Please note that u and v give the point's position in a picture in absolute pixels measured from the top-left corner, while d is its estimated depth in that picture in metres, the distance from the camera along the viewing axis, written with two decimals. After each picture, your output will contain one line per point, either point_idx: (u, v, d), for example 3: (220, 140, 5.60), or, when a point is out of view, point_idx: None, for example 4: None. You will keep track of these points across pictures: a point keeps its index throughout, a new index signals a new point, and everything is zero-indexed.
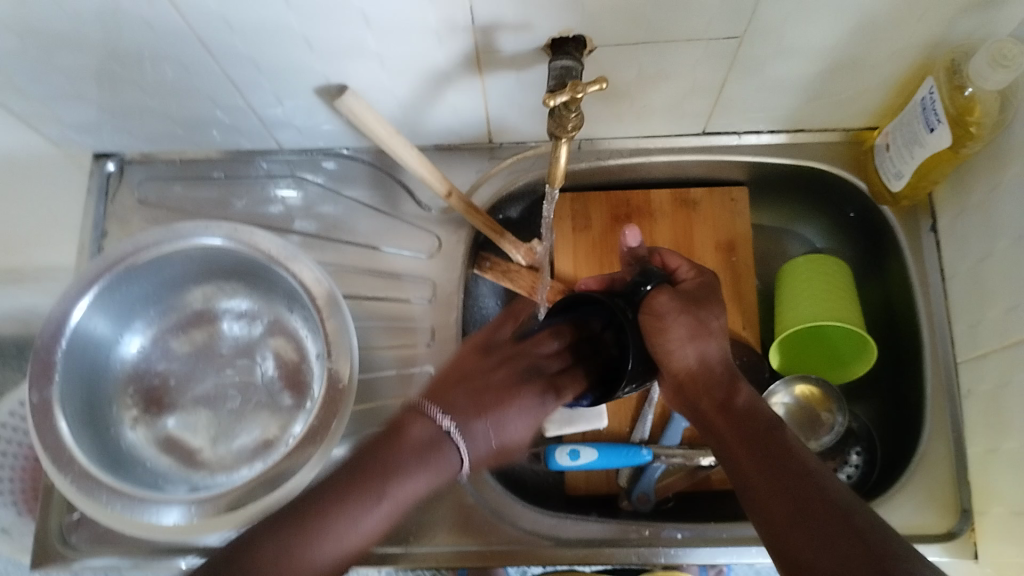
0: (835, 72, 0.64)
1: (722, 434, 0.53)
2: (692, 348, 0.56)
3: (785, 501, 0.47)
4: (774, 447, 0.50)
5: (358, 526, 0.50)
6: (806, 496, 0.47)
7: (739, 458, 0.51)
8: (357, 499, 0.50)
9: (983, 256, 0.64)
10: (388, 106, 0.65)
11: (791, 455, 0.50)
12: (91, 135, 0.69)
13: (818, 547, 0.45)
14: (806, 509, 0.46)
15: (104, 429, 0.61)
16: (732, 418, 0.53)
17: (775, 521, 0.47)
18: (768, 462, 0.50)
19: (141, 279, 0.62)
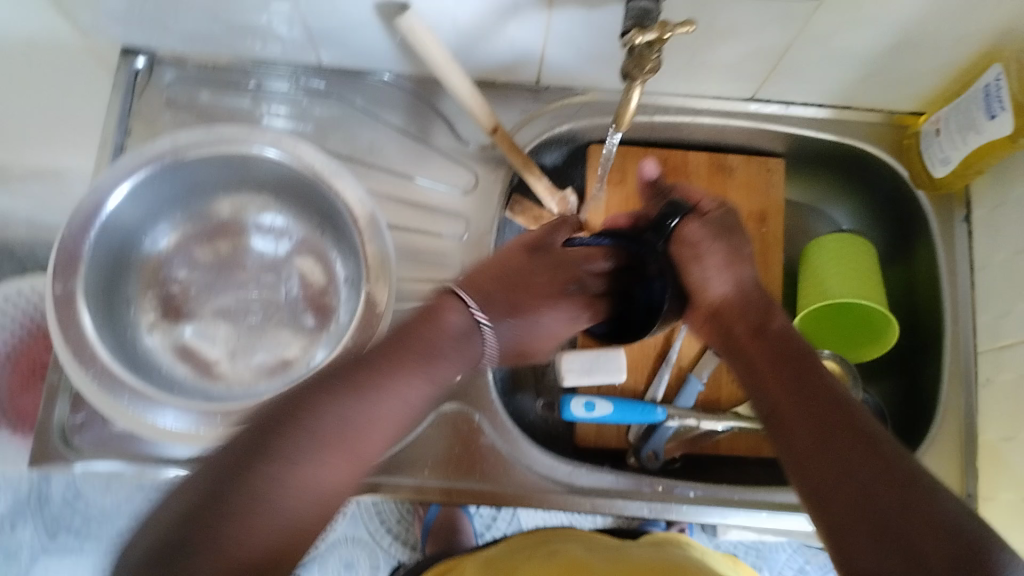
0: (902, 51, 0.62)
1: (752, 360, 0.51)
2: (727, 276, 0.55)
3: (812, 421, 0.45)
4: (808, 373, 0.48)
5: (360, 417, 0.42)
6: (833, 417, 0.45)
7: (769, 382, 0.49)
8: (331, 397, 0.41)
9: (1020, 249, 0.65)
10: (444, 30, 0.62)
11: (819, 378, 0.48)
12: (123, 25, 0.65)
13: (839, 455, 0.43)
14: (829, 427, 0.44)
15: (121, 327, 0.59)
16: (763, 339, 0.52)
17: (794, 437, 0.45)
18: (792, 381, 0.48)
19: (175, 180, 0.60)
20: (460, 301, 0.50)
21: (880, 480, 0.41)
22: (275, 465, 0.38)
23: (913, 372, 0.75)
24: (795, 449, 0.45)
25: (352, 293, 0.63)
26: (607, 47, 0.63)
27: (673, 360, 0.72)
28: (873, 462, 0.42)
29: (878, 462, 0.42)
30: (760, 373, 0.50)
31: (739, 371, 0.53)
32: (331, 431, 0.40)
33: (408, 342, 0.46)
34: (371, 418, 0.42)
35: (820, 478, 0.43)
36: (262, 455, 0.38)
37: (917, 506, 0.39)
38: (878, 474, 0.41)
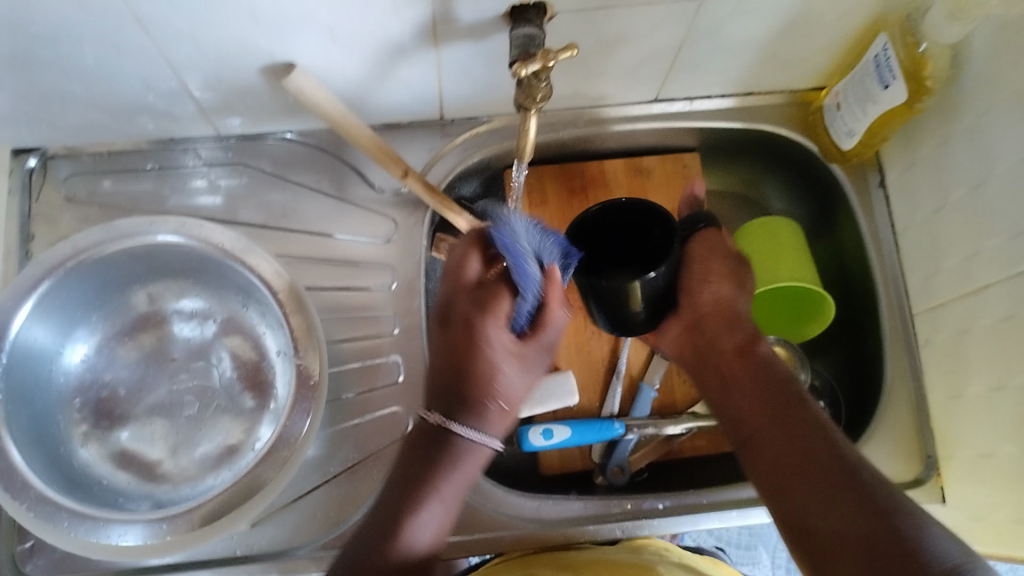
0: (788, 36, 0.63)
1: (726, 376, 0.55)
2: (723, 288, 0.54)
3: (781, 433, 0.49)
4: (782, 387, 0.52)
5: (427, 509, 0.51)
6: (802, 424, 0.49)
7: (739, 399, 0.53)
8: (418, 498, 0.51)
9: (937, 207, 0.66)
10: (336, 84, 0.61)
11: (801, 412, 0.50)
12: (7, 129, 0.63)
13: (818, 492, 0.45)
14: (808, 466, 0.46)
15: (52, 445, 0.57)
16: (749, 364, 0.54)
17: (778, 476, 0.48)
18: (774, 417, 0.50)
19: (83, 284, 0.59)
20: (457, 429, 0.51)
21: (827, 483, 0.45)
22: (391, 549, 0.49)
23: (856, 339, 0.76)
24: (761, 458, 0.49)
25: (286, 364, 0.62)
26: (502, 75, 0.63)
27: (622, 371, 0.71)
28: (827, 467, 0.46)
29: (831, 468, 0.46)
30: (736, 387, 0.54)
31: (715, 386, 0.56)
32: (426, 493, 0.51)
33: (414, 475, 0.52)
34: (435, 511, 0.51)
35: (782, 485, 0.47)
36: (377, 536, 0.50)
37: (857, 500, 0.43)
38: (829, 476, 0.45)
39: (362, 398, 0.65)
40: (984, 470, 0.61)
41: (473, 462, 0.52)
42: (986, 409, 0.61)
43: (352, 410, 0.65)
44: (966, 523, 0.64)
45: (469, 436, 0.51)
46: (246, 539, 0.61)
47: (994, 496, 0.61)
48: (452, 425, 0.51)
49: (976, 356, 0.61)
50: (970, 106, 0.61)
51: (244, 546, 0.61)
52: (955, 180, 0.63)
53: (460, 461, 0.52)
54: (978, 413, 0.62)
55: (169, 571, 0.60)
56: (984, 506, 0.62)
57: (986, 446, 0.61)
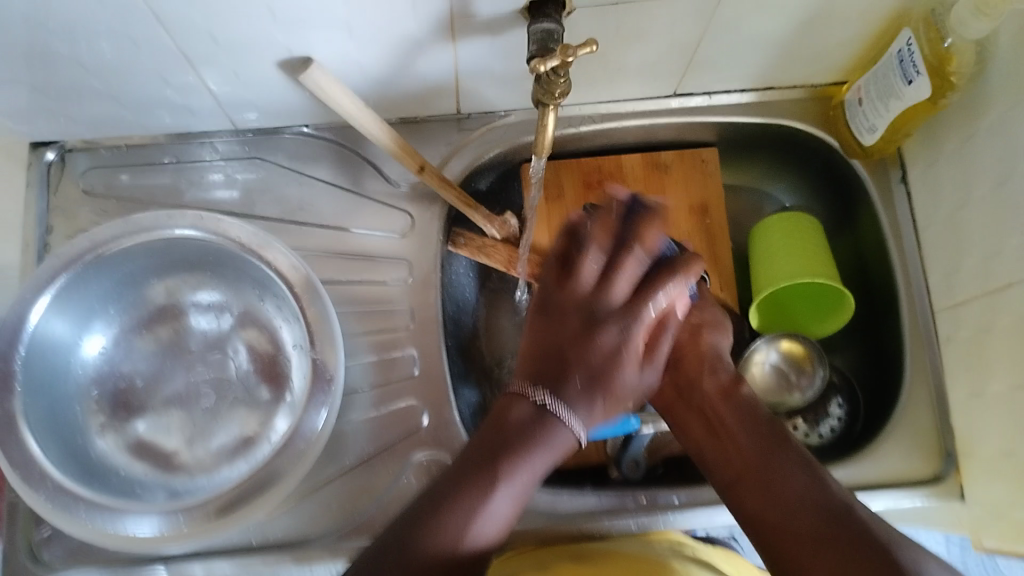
0: (809, 31, 0.62)
1: (717, 431, 0.58)
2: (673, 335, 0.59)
3: (771, 479, 0.52)
4: (771, 441, 0.55)
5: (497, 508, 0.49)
6: (793, 471, 0.51)
7: (732, 451, 0.56)
8: (476, 501, 0.48)
9: (959, 205, 0.65)
10: (353, 78, 0.61)
11: (785, 454, 0.53)
12: (27, 122, 0.63)
13: (797, 523, 0.47)
14: (793, 503, 0.49)
15: (70, 436, 0.58)
16: (737, 412, 0.58)
17: (762, 509, 0.50)
18: (761, 459, 0.54)
19: (101, 276, 0.59)
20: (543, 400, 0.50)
21: (811, 517, 0.47)
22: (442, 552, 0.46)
23: (875, 336, 0.76)
24: (752, 503, 0.52)
25: (302, 358, 0.62)
26: (518, 70, 0.62)
27: None
28: (813, 506, 0.48)
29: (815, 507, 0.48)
30: (727, 441, 0.57)
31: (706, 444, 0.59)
32: (477, 501, 0.48)
33: (470, 481, 0.49)
34: (488, 518, 0.48)
35: (765, 519, 0.50)
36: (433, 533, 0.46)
37: (838, 530, 0.45)
38: (812, 511, 0.48)
39: (377, 392, 0.65)
40: (1005, 471, 0.61)
41: (559, 448, 0.50)
42: (1008, 411, 0.60)
43: (367, 403, 0.65)
44: (985, 524, 0.63)
45: (569, 420, 0.50)
46: (262, 530, 0.61)
47: (1014, 498, 0.60)
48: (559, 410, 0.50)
49: (998, 355, 0.60)
50: (994, 103, 0.60)
51: (260, 535, 0.61)
52: (979, 177, 0.62)
53: (534, 453, 0.50)
54: (998, 415, 0.61)
55: (185, 561, 0.60)
56: (1004, 508, 0.61)
57: (1007, 448, 0.60)
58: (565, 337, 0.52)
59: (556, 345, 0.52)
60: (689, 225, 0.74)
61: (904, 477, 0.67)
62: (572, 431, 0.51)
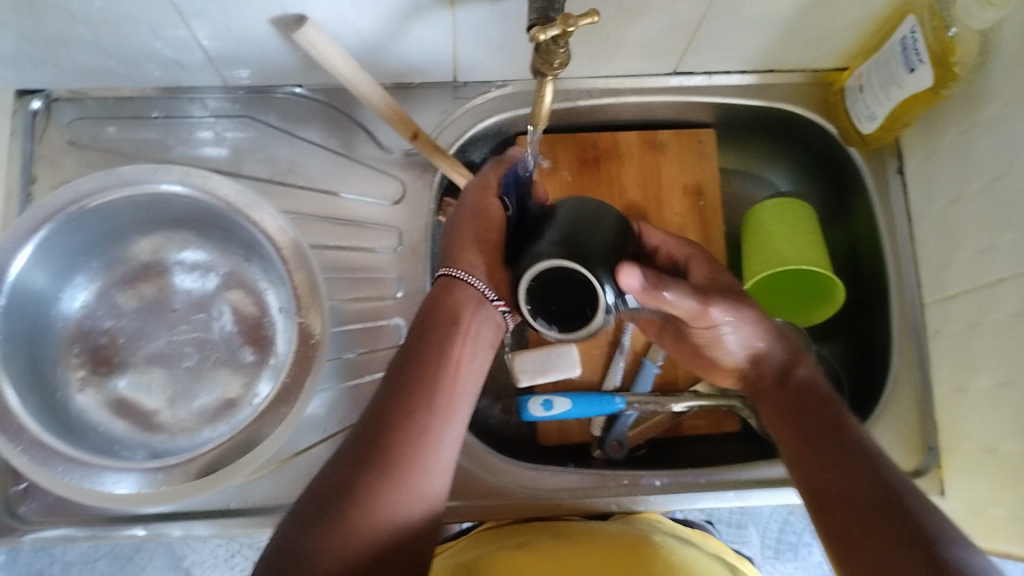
0: (814, 13, 0.62)
1: (771, 417, 0.55)
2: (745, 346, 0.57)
3: (831, 469, 0.49)
4: (830, 428, 0.51)
5: (433, 430, 0.51)
6: (851, 461, 0.49)
7: (788, 437, 0.53)
8: (413, 411, 0.50)
9: (955, 198, 0.64)
10: (349, 40, 0.60)
11: (842, 434, 0.51)
12: (14, 69, 0.62)
13: (861, 517, 0.46)
14: (852, 492, 0.47)
15: (49, 390, 0.57)
16: (786, 391, 0.55)
17: (823, 495, 0.49)
18: (812, 441, 0.51)
19: (85, 229, 0.59)
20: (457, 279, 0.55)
21: (867, 508, 0.46)
22: (385, 495, 0.48)
23: (864, 325, 0.75)
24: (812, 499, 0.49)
25: (288, 322, 0.62)
26: (518, 39, 0.61)
27: (626, 346, 0.70)
28: (862, 486, 0.47)
29: (879, 508, 0.45)
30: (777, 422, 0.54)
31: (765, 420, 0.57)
32: (417, 415, 0.50)
33: (404, 389, 0.51)
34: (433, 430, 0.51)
35: (820, 505, 0.48)
36: (369, 474, 0.48)
37: (890, 523, 0.45)
38: (867, 497, 0.46)
39: (362, 359, 0.65)
40: (986, 465, 0.61)
41: (480, 335, 0.55)
42: (992, 405, 0.60)
43: (350, 370, 0.64)
44: (962, 516, 0.64)
45: (478, 287, 0.54)
46: (241, 493, 0.61)
47: (993, 491, 0.60)
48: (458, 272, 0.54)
49: (985, 349, 0.61)
50: (995, 96, 0.59)
51: (238, 499, 0.61)
52: (976, 169, 0.61)
53: (462, 341, 0.54)
54: (981, 408, 0.61)
55: (163, 521, 0.60)
56: (982, 501, 0.62)
57: (989, 441, 0.60)
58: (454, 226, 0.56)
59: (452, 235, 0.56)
60: (683, 206, 0.73)
61: None
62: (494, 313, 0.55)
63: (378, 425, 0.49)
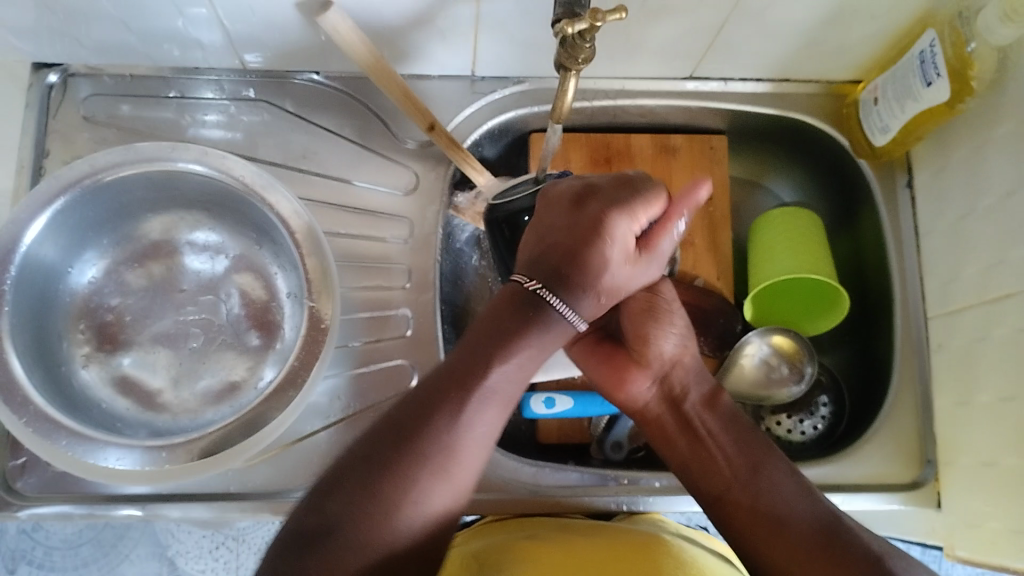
0: (833, 23, 0.62)
1: (701, 445, 0.54)
2: (672, 344, 0.56)
3: (762, 496, 0.51)
4: (758, 453, 0.53)
5: (463, 433, 0.47)
6: (782, 485, 0.51)
7: (719, 463, 0.54)
8: (453, 415, 0.46)
9: (965, 213, 0.65)
10: (372, 28, 0.60)
11: (767, 464, 0.52)
12: (33, 41, 0.61)
13: (799, 552, 0.48)
14: (786, 527, 0.49)
15: (54, 365, 0.57)
16: (715, 415, 0.55)
17: (753, 528, 0.51)
18: (743, 469, 0.53)
19: (101, 202, 0.58)
20: (549, 304, 0.48)
21: (809, 540, 0.48)
22: (411, 483, 0.45)
23: (866, 337, 0.76)
24: (753, 534, 0.50)
25: (296, 307, 0.62)
26: (539, 34, 0.62)
27: None
28: (800, 520, 0.49)
29: (818, 530, 0.48)
30: (705, 447, 0.54)
31: (674, 457, 0.55)
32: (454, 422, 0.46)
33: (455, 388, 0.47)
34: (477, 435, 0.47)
35: (760, 536, 0.50)
36: (392, 474, 0.45)
37: (837, 555, 0.47)
38: (807, 528, 0.49)
39: (367, 349, 0.64)
40: (983, 480, 0.61)
41: (554, 335, 0.49)
42: (993, 421, 0.60)
43: (354, 359, 0.64)
44: (958, 531, 0.64)
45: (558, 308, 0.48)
46: (240, 477, 0.60)
47: (991, 507, 0.60)
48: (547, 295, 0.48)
49: (988, 364, 0.61)
50: (1009, 114, 0.60)
51: (238, 483, 0.60)
52: (988, 186, 0.62)
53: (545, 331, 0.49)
54: (982, 423, 0.62)
55: (160, 502, 0.59)
56: (977, 518, 0.62)
57: (987, 455, 0.61)
58: (560, 235, 0.49)
59: (557, 246, 0.49)
60: (692, 211, 0.73)
61: (882, 481, 0.67)
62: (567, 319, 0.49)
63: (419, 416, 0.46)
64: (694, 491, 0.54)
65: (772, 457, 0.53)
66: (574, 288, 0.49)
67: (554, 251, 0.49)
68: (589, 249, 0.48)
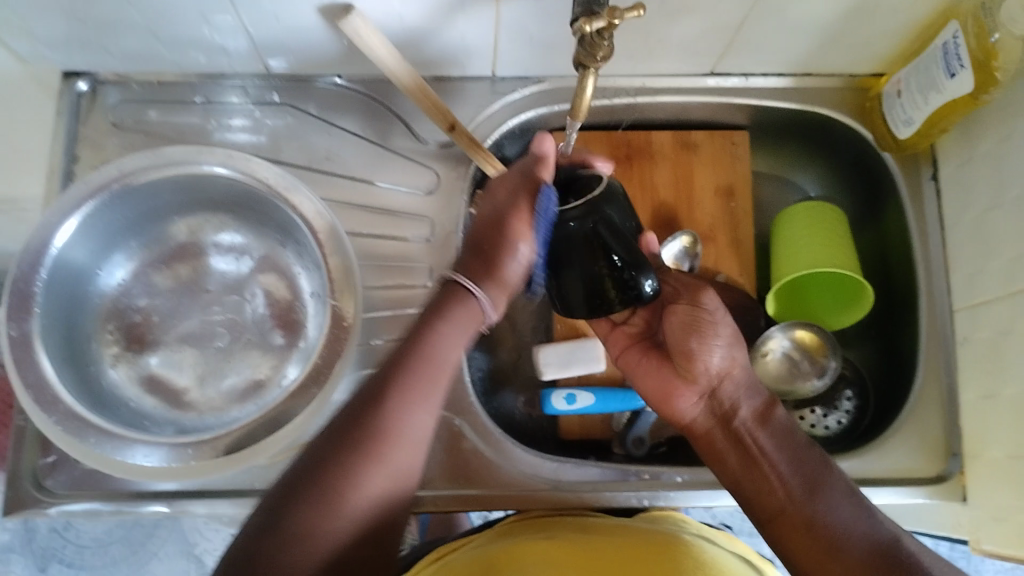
0: (854, 16, 0.61)
1: (757, 465, 0.53)
2: (724, 355, 0.56)
3: (818, 516, 0.50)
4: (813, 470, 0.52)
5: (401, 422, 0.48)
6: (838, 509, 0.49)
7: (773, 483, 0.52)
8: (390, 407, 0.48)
9: (991, 205, 0.64)
10: (391, 31, 0.61)
11: (825, 483, 0.51)
12: (62, 50, 0.63)
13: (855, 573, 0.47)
14: (841, 546, 0.48)
15: (83, 365, 0.58)
16: (769, 431, 0.54)
17: (804, 544, 0.49)
18: (797, 486, 0.51)
19: (127, 206, 0.60)
20: (468, 290, 0.52)
21: (866, 560, 0.47)
22: (357, 470, 0.46)
23: (892, 333, 0.75)
24: (816, 560, 0.49)
25: (319, 305, 0.62)
26: (558, 34, 0.62)
27: None
28: (858, 541, 0.48)
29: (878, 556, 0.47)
30: (757, 463, 0.53)
31: (726, 474, 0.55)
32: (391, 414, 0.48)
33: (391, 380, 0.49)
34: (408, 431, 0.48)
35: (814, 557, 0.49)
36: (337, 456, 0.46)
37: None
38: (865, 548, 0.47)
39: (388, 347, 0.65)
40: (1010, 475, 0.60)
41: (457, 335, 0.51)
42: (1019, 415, 0.59)
43: (377, 357, 0.65)
44: (986, 525, 0.63)
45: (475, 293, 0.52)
46: (264, 474, 0.61)
47: (1018, 501, 0.59)
48: (462, 281, 0.52)
49: (1015, 356, 0.60)
50: None
51: (262, 480, 0.61)
52: (1013, 177, 0.61)
53: (451, 323, 0.51)
54: (1008, 417, 0.61)
55: (186, 498, 0.60)
56: (1004, 512, 0.61)
57: (1015, 449, 0.60)
58: (490, 215, 0.54)
59: (478, 240, 0.53)
60: (714, 207, 0.73)
61: (908, 475, 0.66)
62: (481, 306, 0.52)
63: (360, 403, 0.48)
64: (751, 512, 0.53)
65: (830, 478, 0.52)
66: (484, 275, 0.53)
67: (477, 257, 0.53)
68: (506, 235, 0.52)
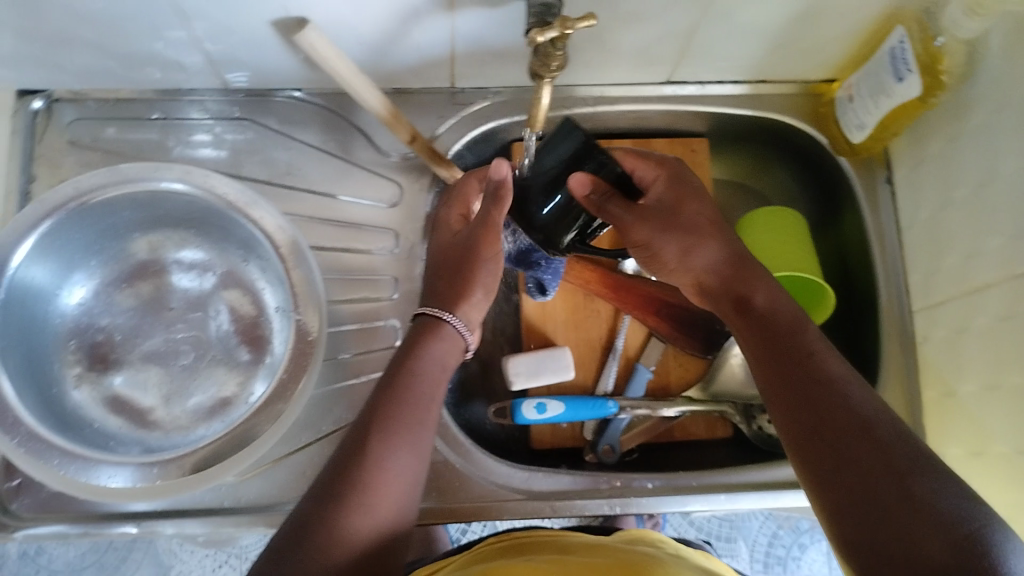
0: (804, 23, 0.63)
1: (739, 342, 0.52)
2: (687, 260, 0.55)
3: (817, 404, 0.45)
4: (791, 352, 0.49)
5: (385, 470, 0.47)
6: (836, 404, 0.45)
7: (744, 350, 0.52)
8: (380, 447, 0.48)
9: (942, 206, 0.65)
10: (349, 44, 0.61)
11: (817, 368, 0.47)
12: (16, 68, 0.62)
13: (835, 451, 0.43)
14: (831, 435, 0.44)
15: (46, 386, 0.57)
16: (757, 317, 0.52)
17: (795, 433, 0.46)
18: (785, 366, 0.48)
19: (86, 225, 0.59)
20: (445, 321, 0.55)
21: (847, 443, 0.43)
22: (345, 519, 0.45)
23: (854, 333, 0.76)
24: (800, 460, 0.45)
25: (284, 321, 0.63)
26: (515, 44, 0.62)
27: (618, 349, 0.71)
28: (846, 427, 0.44)
29: (877, 451, 0.42)
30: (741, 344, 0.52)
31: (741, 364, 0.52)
32: (375, 453, 0.48)
33: (382, 416, 0.50)
34: (397, 462, 0.49)
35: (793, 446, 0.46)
36: (321, 508, 0.45)
37: (877, 463, 0.41)
38: (850, 431, 0.43)
39: (357, 360, 0.65)
40: (972, 469, 0.62)
41: (447, 357, 0.55)
42: (978, 411, 0.61)
43: (347, 370, 0.65)
44: None
45: (453, 324, 0.55)
46: (234, 492, 0.61)
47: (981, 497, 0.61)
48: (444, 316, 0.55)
49: (971, 352, 0.61)
50: (979, 106, 0.61)
51: (231, 498, 0.61)
52: (962, 178, 0.63)
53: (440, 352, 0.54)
54: (968, 413, 0.62)
55: (155, 520, 0.60)
56: None
57: (976, 445, 0.62)
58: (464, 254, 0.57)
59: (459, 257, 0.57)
60: None
61: None
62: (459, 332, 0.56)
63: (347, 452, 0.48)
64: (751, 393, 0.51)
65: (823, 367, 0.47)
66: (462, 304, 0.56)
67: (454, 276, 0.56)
68: (478, 263, 0.56)
